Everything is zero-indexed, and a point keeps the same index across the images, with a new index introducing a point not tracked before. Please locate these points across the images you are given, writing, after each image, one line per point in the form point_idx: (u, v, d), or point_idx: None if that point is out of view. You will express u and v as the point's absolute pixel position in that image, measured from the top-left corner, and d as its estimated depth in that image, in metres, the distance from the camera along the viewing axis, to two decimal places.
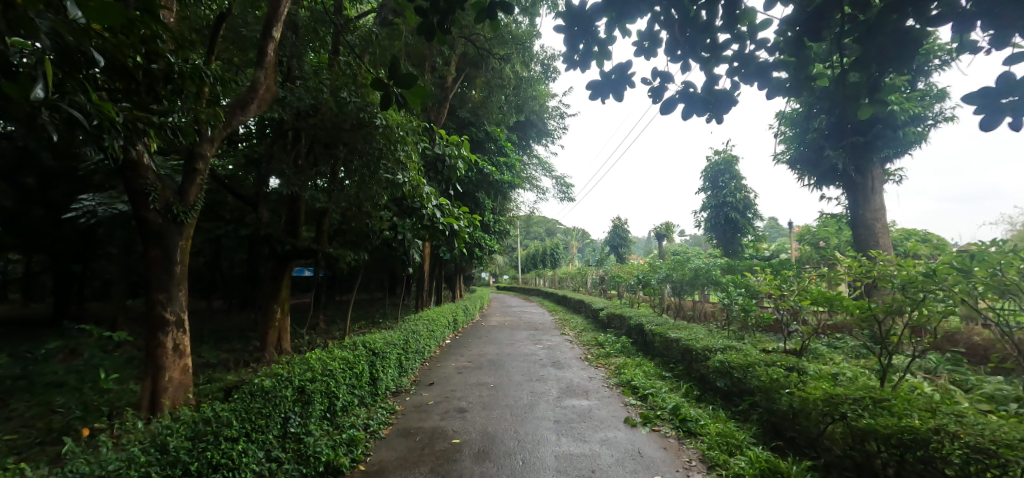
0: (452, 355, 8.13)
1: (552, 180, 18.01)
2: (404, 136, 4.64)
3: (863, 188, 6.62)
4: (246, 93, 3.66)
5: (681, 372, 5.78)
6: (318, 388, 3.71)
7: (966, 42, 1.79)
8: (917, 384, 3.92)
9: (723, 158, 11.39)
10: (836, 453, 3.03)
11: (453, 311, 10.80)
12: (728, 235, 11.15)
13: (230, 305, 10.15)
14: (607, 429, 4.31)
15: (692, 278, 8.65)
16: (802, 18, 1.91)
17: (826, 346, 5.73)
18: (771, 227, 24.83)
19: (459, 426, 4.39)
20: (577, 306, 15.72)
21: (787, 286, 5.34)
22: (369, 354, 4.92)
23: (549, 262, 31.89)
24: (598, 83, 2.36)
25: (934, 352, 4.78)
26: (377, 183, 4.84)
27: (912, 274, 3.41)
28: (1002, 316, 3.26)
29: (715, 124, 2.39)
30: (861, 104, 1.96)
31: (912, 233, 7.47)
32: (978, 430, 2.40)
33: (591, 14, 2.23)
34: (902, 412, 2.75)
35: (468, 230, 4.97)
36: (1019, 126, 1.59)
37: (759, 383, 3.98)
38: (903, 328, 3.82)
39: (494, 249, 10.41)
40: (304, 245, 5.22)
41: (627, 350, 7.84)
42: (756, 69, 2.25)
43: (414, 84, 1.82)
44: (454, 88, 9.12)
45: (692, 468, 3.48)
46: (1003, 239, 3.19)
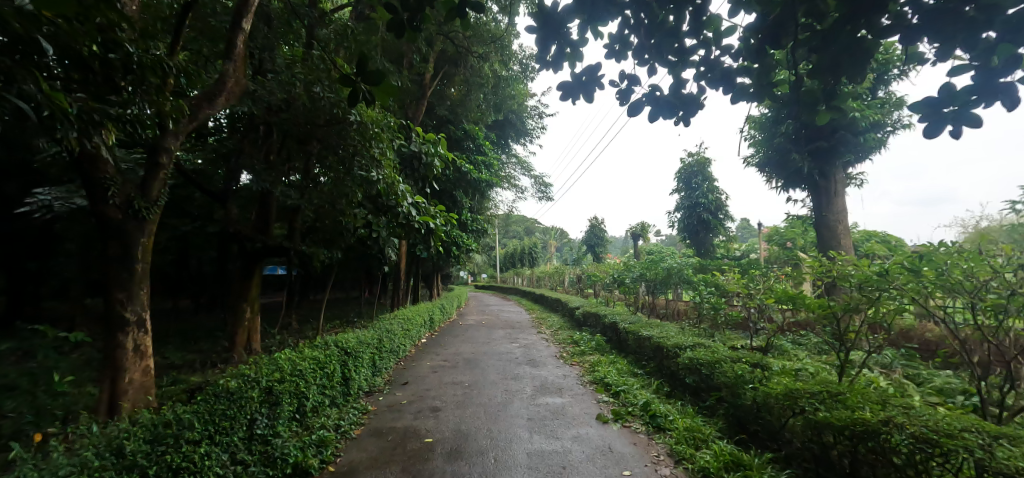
0: (427, 354, 8.09)
1: (530, 180, 18.09)
2: (379, 133, 4.56)
3: (827, 191, 6.87)
4: (213, 87, 3.53)
5: (653, 369, 5.90)
6: (286, 389, 3.64)
7: (915, 53, 1.89)
8: (874, 378, 4.11)
9: (696, 160, 11.66)
10: (797, 444, 3.16)
11: (429, 310, 10.74)
12: (701, 235, 11.43)
13: (197, 304, 9.83)
14: (578, 426, 4.36)
15: (664, 277, 8.84)
16: (764, 27, 1.99)
17: (790, 342, 5.94)
18: (742, 228, 25.49)
19: (432, 425, 4.38)
20: (554, 304, 15.83)
21: (754, 285, 5.51)
22: (342, 353, 4.85)
23: (527, 262, 32.06)
24: (570, 84, 2.38)
25: (890, 348, 5.01)
26: (351, 181, 4.77)
27: (868, 273, 3.60)
28: (951, 313, 3.44)
29: (683, 127, 2.45)
30: (818, 111, 2.05)
31: (872, 234, 7.81)
32: (923, 420, 2.53)
33: (563, 16, 2.25)
34: (856, 406, 2.89)
35: (444, 229, 4.95)
36: (960, 135, 1.68)
37: (724, 379, 4.11)
38: (861, 325, 4.00)
39: (471, 248, 10.41)
40: (275, 242, 5.08)
41: (602, 348, 7.94)
42: (722, 74, 2.32)
43: (383, 81, 1.82)
44: (432, 85, 9.05)
45: (660, 462, 3.56)
46: (952, 240, 3.36)
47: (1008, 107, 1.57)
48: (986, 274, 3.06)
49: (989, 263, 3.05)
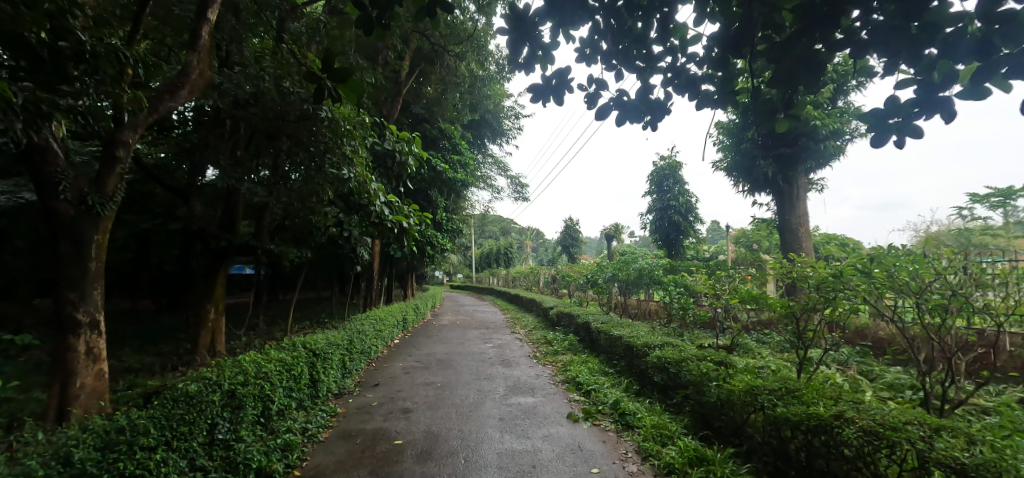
0: (399, 355, 8.01)
1: (506, 180, 18.10)
2: (350, 130, 4.48)
3: (790, 195, 7.12)
4: (175, 77, 3.35)
5: (623, 368, 6.00)
6: (250, 392, 3.53)
7: (866, 67, 1.98)
8: (831, 375, 4.30)
9: (668, 164, 11.91)
10: (757, 439, 3.27)
11: (403, 310, 10.62)
12: (671, 236, 11.68)
13: (158, 305, 9.44)
14: (549, 425, 4.40)
15: (636, 277, 9.02)
16: (726, 36, 2.06)
17: (755, 341, 6.15)
18: (713, 231, 26.10)
19: (402, 427, 4.33)
20: (528, 304, 15.90)
21: (720, 286, 5.68)
22: (310, 355, 4.74)
23: (502, 262, 32.07)
24: (540, 87, 2.41)
25: (846, 346, 5.25)
26: (322, 178, 4.67)
27: (825, 275, 3.76)
28: (900, 312, 3.63)
29: (650, 131, 2.50)
30: (778, 118, 2.14)
31: (832, 237, 8.16)
32: (871, 414, 2.66)
33: (534, 19, 2.28)
34: (810, 401, 3.02)
35: (418, 228, 4.90)
36: (903, 145, 1.78)
37: (690, 377, 4.22)
38: (820, 324, 4.17)
39: (445, 248, 10.35)
40: (241, 241, 4.93)
41: (574, 348, 8.02)
42: (687, 81, 2.38)
43: (349, 78, 1.80)
44: (408, 84, 8.94)
45: (628, 459, 3.63)
46: (903, 244, 3.53)
47: (947, 119, 1.66)
48: (930, 276, 3.24)
49: (932, 265, 3.24)
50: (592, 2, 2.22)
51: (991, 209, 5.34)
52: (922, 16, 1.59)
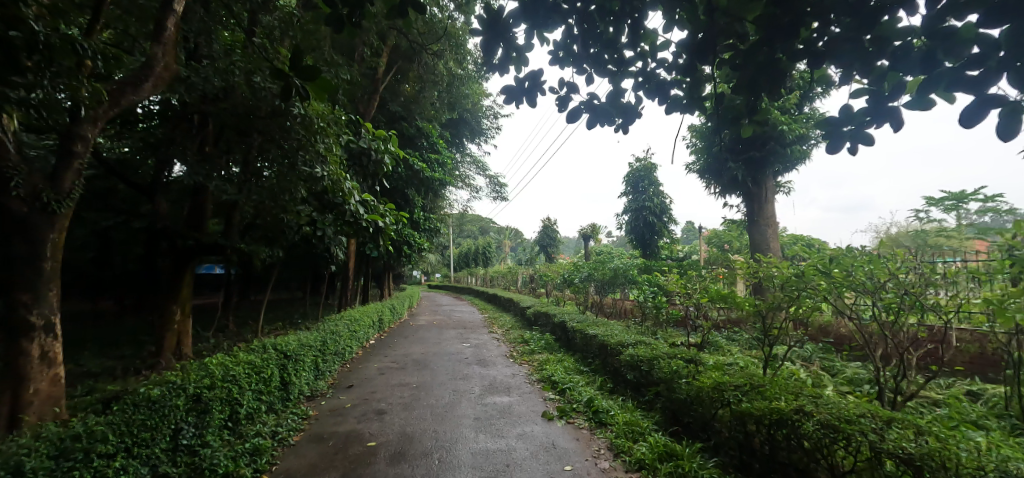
0: (374, 355, 7.92)
1: (485, 179, 18.08)
2: (324, 127, 4.37)
3: (759, 197, 7.34)
4: (140, 69, 3.12)
5: (597, 366, 6.08)
6: (217, 396, 3.43)
7: (824, 75, 2.07)
8: (795, 370, 4.47)
9: (643, 166, 12.11)
10: (723, 434, 3.37)
11: (378, 310, 10.49)
12: (646, 237, 11.88)
13: (120, 306, 9.07)
14: (524, 424, 4.43)
15: (612, 277, 9.17)
16: (693, 43, 2.12)
17: (724, 339, 6.33)
18: (687, 232, 26.64)
19: (376, 429, 4.29)
20: (505, 303, 15.94)
21: (692, 285, 5.81)
22: (281, 357, 4.63)
23: (480, 261, 31.99)
24: (513, 89, 2.43)
25: (810, 343, 5.45)
26: (295, 176, 4.57)
27: (788, 274, 3.90)
28: (859, 310, 3.79)
29: (622, 134, 2.55)
30: (742, 124, 2.22)
31: (798, 238, 8.45)
32: (829, 408, 2.78)
33: (508, 20, 2.29)
34: (773, 396, 3.13)
35: (394, 228, 4.85)
36: (856, 151, 1.88)
37: (662, 374, 4.31)
38: (784, 321, 4.33)
39: (422, 247, 10.27)
40: (208, 240, 4.79)
41: (550, 348, 8.07)
42: (657, 86, 2.44)
43: (318, 76, 1.79)
44: (385, 81, 8.84)
45: (600, 456, 3.69)
46: (863, 245, 3.69)
47: (894, 128, 1.76)
48: (885, 275, 3.40)
49: (886, 266, 3.40)
50: (565, 6, 2.25)
51: (944, 212, 5.63)
52: (873, 29, 1.67)
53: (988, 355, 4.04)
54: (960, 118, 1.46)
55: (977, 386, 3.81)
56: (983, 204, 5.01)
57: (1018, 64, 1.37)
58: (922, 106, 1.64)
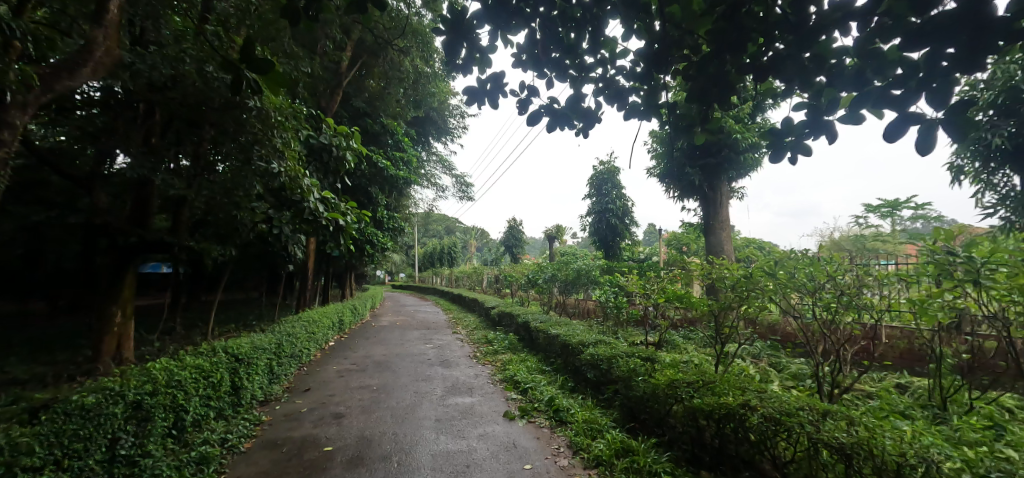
0: (333, 357, 7.72)
1: (451, 179, 17.95)
2: (282, 122, 4.19)
3: (714, 201, 7.64)
4: (75, 53, 2.62)
5: (559, 365, 6.15)
6: (160, 402, 3.25)
7: (769, 89, 2.19)
8: (744, 367, 4.69)
9: (606, 169, 12.35)
10: (677, 429, 3.50)
11: (338, 311, 10.23)
12: (608, 238, 12.13)
13: (52, 308, 8.44)
14: (485, 424, 4.44)
15: (575, 277, 9.31)
16: (649, 53, 2.19)
17: (680, 337, 6.56)
18: (648, 234, 27.34)
19: (333, 433, 4.19)
20: (470, 304, 15.91)
21: (650, 286, 5.98)
22: (232, 360, 4.43)
23: (445, 261, 31.72)
24: (475, 90, 2.44)
25: (759, 340, 5.73)
26: (250, 172, 4.38)
27: (738, 275, 4.07)
28: (801, 309, 4.02)
29: (582, 138, 2.60)
30: (695, 132, 2.32)
31: (750, 241, 8.85)
32: (772, 402, 2.94)
33: (472, 22, 2.30)
34: (722, 392, 3.27)
35: (355, 227, 4.75)
36: (796, 162, 2.00)
37: (620, 372, 4.42)
38: (735, 320, 4.52)
39: (385, 246, 10.09)
40: (154, 237, 4.53)
41: (514, 347, 8.11)
42: (617, 92, 2.51)
43: (271, 70, 1.74)
44: (349, 76, 8.63)
45: (560, 454, 3.75)
46: (806, 249, 3.91)
47: (830, 140, 1.89)
48: (824, 277, 3.63)
49: (825, 268, 3.65)
50: (528, 9, 2.26)
51: (881, 218, 6.05)
52: (812, 47, 1.78)
53: (915, 349, 4.37)
54: (884, 133, 1.58)
55: (905, 379, 4.12)
56: (914, 211, 5.41)
57: (934, 85, 1.51)
58: (854, 121, 1.77)
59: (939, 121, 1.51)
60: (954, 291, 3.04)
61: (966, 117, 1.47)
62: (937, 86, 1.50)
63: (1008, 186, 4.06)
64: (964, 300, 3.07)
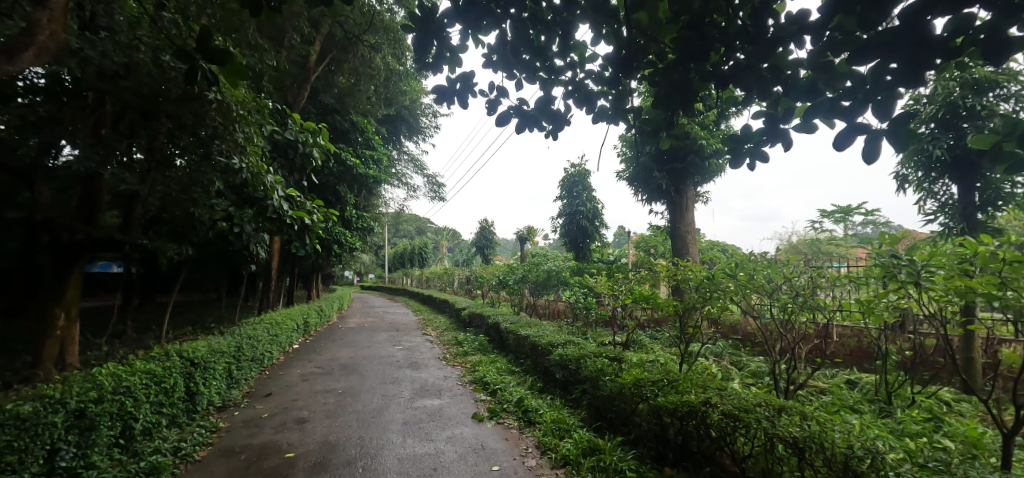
0: (297, 361, 7.49)
1: (423, 179, 17.75)
2: (244, 116, 4.03)
3: (681, 205, 7.84)
4: (14, 35, 2.36)
5: (529, 366, 6.17)
6: (106, 410, 3.07)
7: (731, 97, 2.26)
8: (708, 365, 4.82)
9: (577, 171, 12.49)
10: (643, 427, 3.56)
11: (303, 312, 9.94)
12: (578, 240, 12.27)
13: None
14: (454, 426, 4.40)
15: (545, 278, 9.49)
16: (616, 58, 2.23)
17: (647, 337, 6.70)
18: (618, 236, 27.74)
19: (295, 439, 4.07)
20: (440, 305, 15.77)
21: (618, 287, 6.08)
22: (186, 364, 4.23)
23: (416, 262, 31.33)
24: (444, 89, 2.43)
25: (721, 340, 5.92)
26: (209, 167, 4.21)
27: (700, 276, 4.17)
28: (760, 309, 4.18)
29: (551, 140, 2.63)
30: (660, 136, 2.38)
31: (715, 244, 9.13)
32: (731, 400, 3.04)
33: (442, 20, 2.28)
34: (685, 390, 3.35)
35: (321, 226, 4.63)
36: (754, 168, 2.08)
37: (588, 372, 4.47)
38: (698, 321, 4.63)
39: (353, 246, 9.87)
40: (102, 235, 4.28)
41: (484, 348, 8.09)
42: (586, 95, 2.54)
43: (230, 61, 1.66)
44: (317, 70, 8.40)
45: (527, 455, 3.76)
46: (765, 252, 4.05)
47: (784, 147, 1.97)
48: (781, 278, 3.81)
49: (782, 270, 3.83)
50: (499, 10, 2.25)
51: (834, 223, 6.34)
52: (770, 58, 1.85)
53: (864, 347, 4.62)
54: (835, 142, 1.67)
55: (854, 375, 4.34)
56: (864, 217, 5.69)
57: (879, 98, 1.60)
58: (807, 130, 1.86)
59: (883, 132, 1.60)
60: (898, 293, 3.22)
61: (909, 128, 1.56)
62: (881, 99, 1.60)
63: (947, 195, 4.33)
64: (907, 301, 3.27)
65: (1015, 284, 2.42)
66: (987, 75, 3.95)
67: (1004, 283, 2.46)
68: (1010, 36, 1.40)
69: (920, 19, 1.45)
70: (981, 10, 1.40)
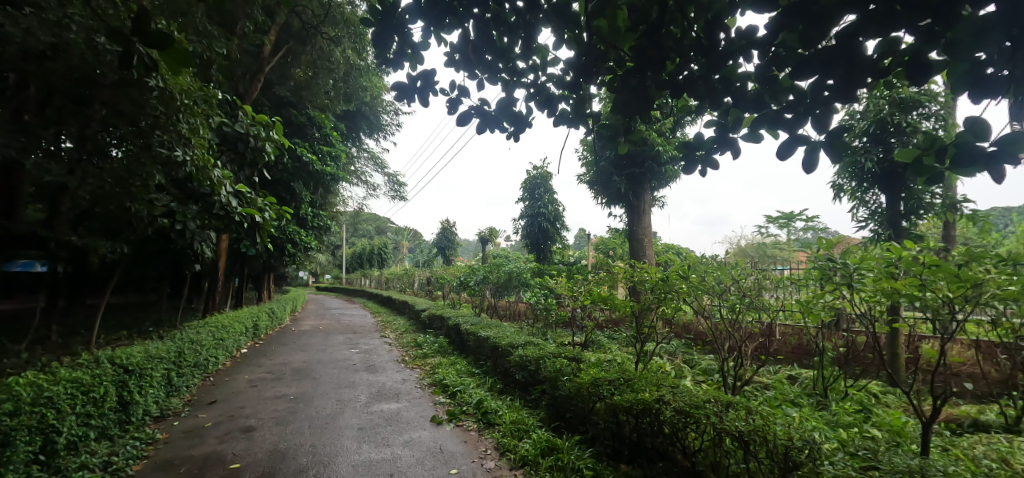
0: (245, 366, 7.14)
1: (383, 177, 17.40)
2: (190, 105, 3.80)
3: (639, 208, 8.06)
4: None
5: (488, 368, 6.16)
6: (24, 424, 2.83)
7: (686, 106, 2.35)
8: (662, 364, 4.98)
9: (539, 174, 12.61)
10: (600, 426, 3.64)
11: (253, 314, 9.50)
12: (539, 242, 12.38)
13: None
14: (412, 430, 4.34)
15: (506, 279, 9.54)
16: (577, 64, 2.28)
17: (605, 337, 6.87)
18: (579, 238, 28.17)
19: (241, 448, 3.88)
20: (400, 307, 15.50)
21: (577, 288, 6.17)
22: (119, 372, 3.95)
23: (375, 263, 30.61)
24: (405, 85, 2.40)
25: (675, 339, 6.14)
26: (149, 159, 3.94)
27: (654, 277, 4.30)
28: (710, 310, 4.36)
29: (513, 141, 2.64)
30: (619, 141, 2.44)
31: (669, 247, 9.46)
32: (682, 396, 3.16)
33: (404, 16, 2.25)
34: (640, 388, 3.45)
35: (274, 224, 4.45)
36: (705, 174, 2.18)
37: (547, 373, 4.51)
38: (653, 321, 4.76)
39: (308, 246, 9.54)
40: (23, 230, 3.92)
41: (444, 350, 8.01)
42: (547, 98, 2.58)
43: (172, 45, 1.56)
44: (272, 62, 8.07)
45: (486, 457, 3.76)
46: (716, 254, 4.22)
47: (733, 155, 2.07)
48: (729, 280, 3.99)
49: (730, 272, 4.01)
50: (461, 9, 2.25)
51: (778, 228, 6.72)
52: (721, 70, 1.94)
53: (803, 345, 4.92)
54: (778, 151, 1.77)
55: (795, 371, 4.62)
56: (805, 223, 6.07)
57: (817, 112, 1.72)
58: (753, 140, 1.97)
59: (821, 144, 1.71)
60: (834, 293, 3.45)
61: (843, 141, 1.68)
62: (819, 112, 1.72)
63: (876, 204, 4.69)
64: (840, 300, 3.51)
65: (933, 285, 2.65)
66: (912, 94, 4.31)
67: (924, 285, 2.67)
68: (930, 59, 1.53)
69: (854, 39, 1.55)
70: (907, 34, 1.52)
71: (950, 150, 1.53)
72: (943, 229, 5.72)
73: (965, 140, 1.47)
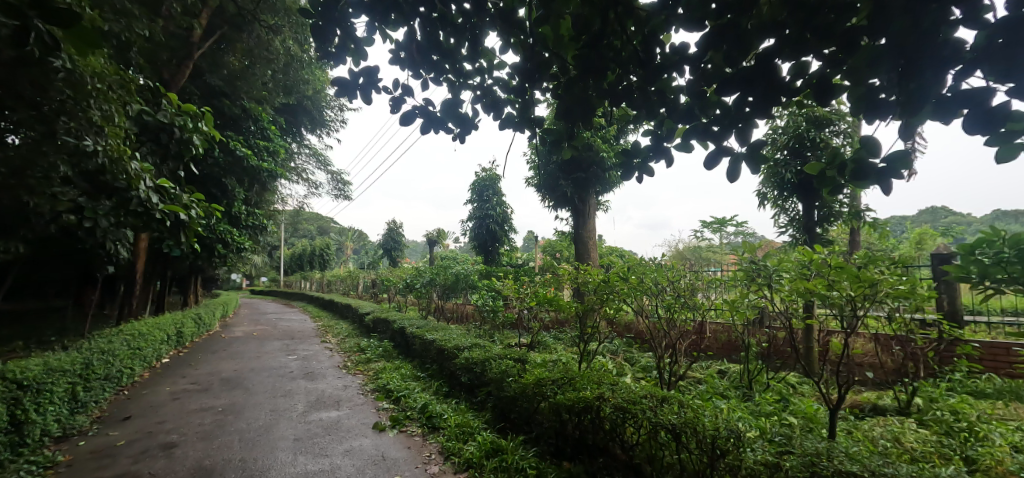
0: (167, 377, 6.58)
1: (326, 176, 16.79)
2: (104, 92, 3.47)
3: (584, 212, 8.27)
4: None
5: (434, 371, 6.07)
6: None
7: (627, 114, 2.44)
8: (604, 362, 5.14)
9: (487, 176, 12.63)
10: (543, 425, 3.71)
11: (177, 320, 8.80)
12: (487, 243, 12.39)
13: None
14: (352, 439, 4.20)
15: (453, 282, 9.45)
16: (523, 69, 2.31)
17: (551, 338, 6.99)
18: (527, 240, 28.32)
19: (160, 468, 3.58)
20: (342, 310, 14.92)
21: (524, 289, 6.23)
22: (12, 388, 3.54)
23: (316, 264, 29.27)
24: (347, 81, 2.33)
25: (617, 338, 6.36)
26: (53, 149, 3.54)
27: (597, 278, 4.44)
28: (648, 309, 4.56)
29: (458, 143, 2.64)
30: (562, 147, 2.50)
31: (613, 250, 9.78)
32: (620, 393, 3.29)
33: (347, 10, 2.19)
34: (581, 387, 3.55)
35: (201, 223, 4.16)
36: (641, 181, 2.28)
37: (493, 374, 4.53)
38: (597, 321, 4.89)
39: (241, 246, 8.97)
40: None
41: (388, 355, 7.81)
42: (493, 101, 2.59)
43: (80, 25, 1.42)
44: (203, 48, 7.51)
45: (430, 462, 3.71)
46: (655, 256, 4.41)
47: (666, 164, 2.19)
48: (665, 281, 4.19)
49: (666, 273, 4.21)
50: (407, 7, 2.22)
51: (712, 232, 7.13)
52: (656, 83, 2.04)
53: (731, 341, 5.28)
54: (705, 162, 1.90)
55: (724, 366, 4.94)
56: (735, 227, 6.50)
57: (740, 125, 1.88)
58: (685, 149, 2.09)
59: (743, 155, 1.85)
60: (757, 293, 3.72)
61: (761, 154, 1.83)
62: (741, 126, 1.86)
63: (794, 211, 5.11)
64: (761, 299, 3.79)
65: (838, 285, 2.92)
66: (825, 113, 4.73)
67: (831, 285, 2.94)
68: (836, 82, 1.69)
69: (771, 61, 1.69)
70: (815, 59, 1.68)
71: (849, 165, 1.70)
72: (851, 235, 6.32)
73: (861, 156, 1.64)
